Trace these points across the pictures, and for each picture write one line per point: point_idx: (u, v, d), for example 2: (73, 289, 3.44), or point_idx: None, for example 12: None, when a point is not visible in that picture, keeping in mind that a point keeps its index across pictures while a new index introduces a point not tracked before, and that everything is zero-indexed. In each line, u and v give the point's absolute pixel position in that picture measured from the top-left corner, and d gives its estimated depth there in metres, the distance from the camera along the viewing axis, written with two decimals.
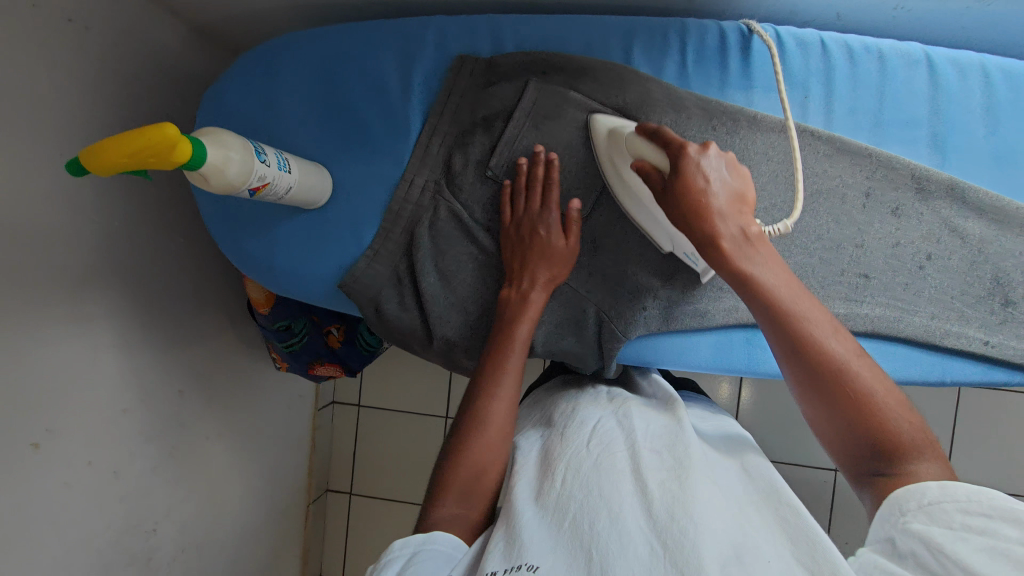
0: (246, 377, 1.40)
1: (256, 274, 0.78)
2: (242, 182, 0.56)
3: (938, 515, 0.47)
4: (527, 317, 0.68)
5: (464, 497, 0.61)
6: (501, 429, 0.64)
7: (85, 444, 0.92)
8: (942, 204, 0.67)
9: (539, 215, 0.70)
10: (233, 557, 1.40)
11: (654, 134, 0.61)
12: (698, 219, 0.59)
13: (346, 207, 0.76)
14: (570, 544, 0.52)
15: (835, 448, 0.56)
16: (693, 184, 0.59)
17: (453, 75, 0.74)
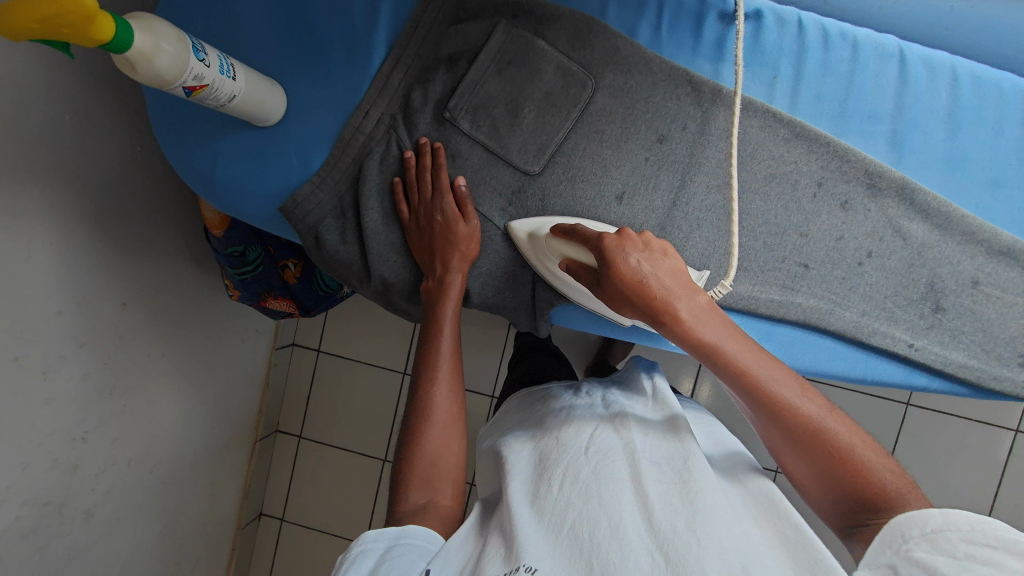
0: (199, 304, 1.39)
1: (197, 187, 0.76)
2: (174, 77, 0.53)
3: (942, 544, 0.45)
4: (449, 298, 0.72)
5: (426, 484, 0.65)
6: (445, 422, 0.68)
7: (12, 341, 0.91)
8: (890, 203, 0.66)
9: (431, 202, 0.70)
10: (166, 478, 1.40)
11: (572, 232, 0.65)
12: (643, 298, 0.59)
13: (297, 129, 0.74)
14: (568, 549, 0.54)
15: (827, 502, 0.55)
16: (626, 267, 0.60)
17: (422, 5, 0.71)
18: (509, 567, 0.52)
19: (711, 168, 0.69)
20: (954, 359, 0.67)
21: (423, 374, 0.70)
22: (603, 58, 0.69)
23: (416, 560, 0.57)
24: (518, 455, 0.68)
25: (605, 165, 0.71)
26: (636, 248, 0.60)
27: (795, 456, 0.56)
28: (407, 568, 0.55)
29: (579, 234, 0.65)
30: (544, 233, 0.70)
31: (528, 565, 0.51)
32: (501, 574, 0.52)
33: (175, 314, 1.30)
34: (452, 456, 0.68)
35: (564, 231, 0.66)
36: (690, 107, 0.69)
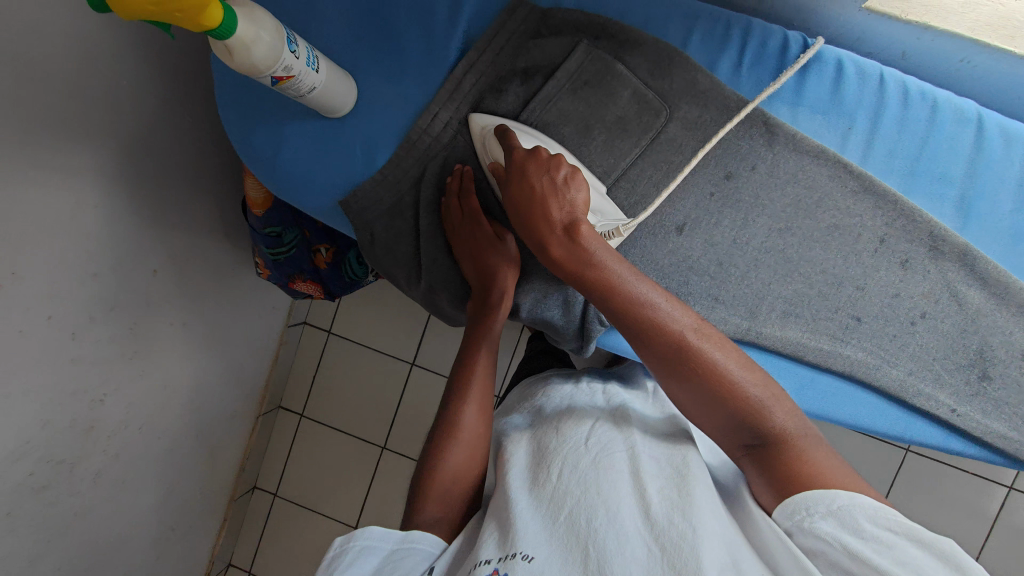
0: (223, 275, 1.38)
1: (256, 169, 0.76)
2: (267, 67, 0.53)
3: (848, 521, 0.48)
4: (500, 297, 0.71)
5: (445, 499, 0.62)
6: (472, 442, 0.64)
7: (47, 299, 0.90)
8: (950, 267, 0.67)
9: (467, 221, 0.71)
10: (171, 445, 1.40)
11: (505, 139, 0.66)
12: (533, 225, 0.62)
13: (363, 123, 0.73)
14: (566, 537, 0.53)
15: (710, 424, 0.58)
16: (525, 191, 0.62)
17: (506, 15, 0.70)
18: (504, 553, 0.51)
19: (778, 212, 0.69)
20: (995, 430, 0.67)
21: (457, 370, 0.69)
22: (680, 90, 0.69)
23: (417, 563, 0.56)
24: (518, 443, 0.67)
25: (669, 195, 0.70)
26: (536, 172, 0.62)
27: (671, 381, 0.58)
28: (410, 572, 0.55)
29: (509, 142, 0.66)
30: (490, 133, 0.69)
31: (525, 553, 0.51)
32: (496, 560, 0.52)
33: (200, 285, 1.30)
34: (472, 453, 0.64)
35: (499, 135, 0.67)
36: (762, 148, 0.68)
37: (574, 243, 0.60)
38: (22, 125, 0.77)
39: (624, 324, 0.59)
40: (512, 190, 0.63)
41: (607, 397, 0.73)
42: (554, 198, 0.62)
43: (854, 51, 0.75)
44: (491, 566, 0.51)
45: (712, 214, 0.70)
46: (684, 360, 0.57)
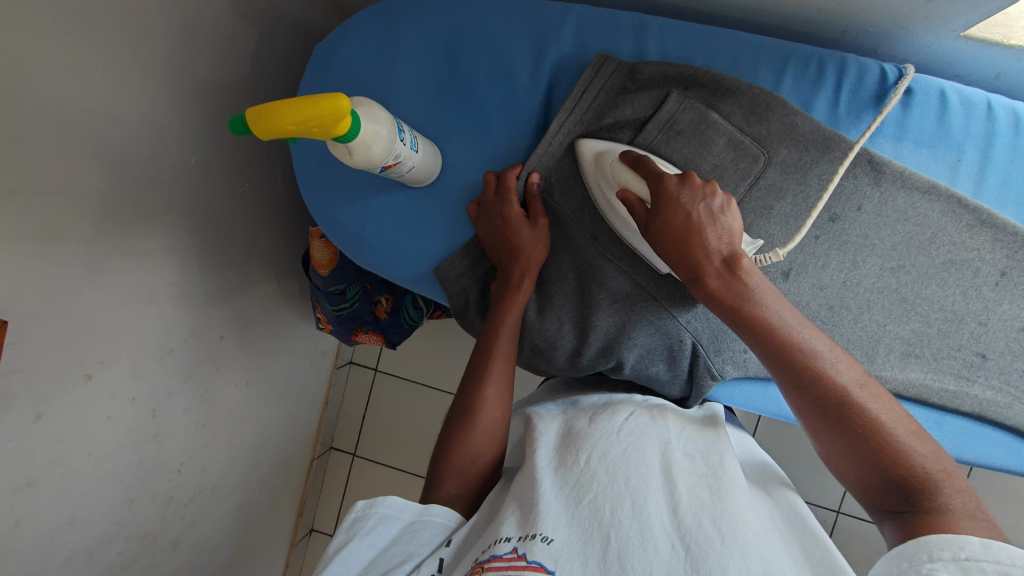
0: (280, 327, 1.37)
1: (343, 245, 0.76)
2: (382, 160, 0.52)
3: (974, 572, 0.43)
4: (513, 305, 0.70)
5: (461, 477, 0.63)
6: (488, 425, 0.66)
7: (131, 380, 0.90)
8: None
9: (498, 204, 0.69)
10: (238, 503, 1.38)
11: (637, 163, 0.62)
12: (687, 248, 0.59)
13: (452, 192, 0.73)
14: (588, 522, 0.50)
15: (850, 477, 0.53)
16: (677, 215, 0.59)
17: (593, 71, 0.69)
18: (524, 534, 0.50)
19: (890, 251, 0.67)
20: None
21: (476, 375, 0.69)
22: (779, 133, 0.66)
23: (435, 527, 0.58)
24: (549, 425, 0.65)
25: (772, 242, 0.68)
26: (692, 198, 0.59)
27: (819, 430, 0.55)
28: (426, 538, 0.57)
29: (647, 168, 0.61)
30: (612, 158, 0.65)
31: (545, 535, 0.49)
32: (515, 539, 0.50)
33: (260, 342, 1.29)
34: (490, 462, 0.65)
35: (629, 161, 0.63)
36: (867, 187, 0.66)
37: (736, 275, 0.58)
38: (106, 213, 0.77)
39: (777, 366, 0.56)
40: (661, 214, 0.59)
41: (641, 402, 0.68)
42: (710, 226, 0.59)
43: (942, 74, 0.73)
44: (509, 545, 0.50)
45: (821, 258, 0.67)
46: (841, 412, 0.54)
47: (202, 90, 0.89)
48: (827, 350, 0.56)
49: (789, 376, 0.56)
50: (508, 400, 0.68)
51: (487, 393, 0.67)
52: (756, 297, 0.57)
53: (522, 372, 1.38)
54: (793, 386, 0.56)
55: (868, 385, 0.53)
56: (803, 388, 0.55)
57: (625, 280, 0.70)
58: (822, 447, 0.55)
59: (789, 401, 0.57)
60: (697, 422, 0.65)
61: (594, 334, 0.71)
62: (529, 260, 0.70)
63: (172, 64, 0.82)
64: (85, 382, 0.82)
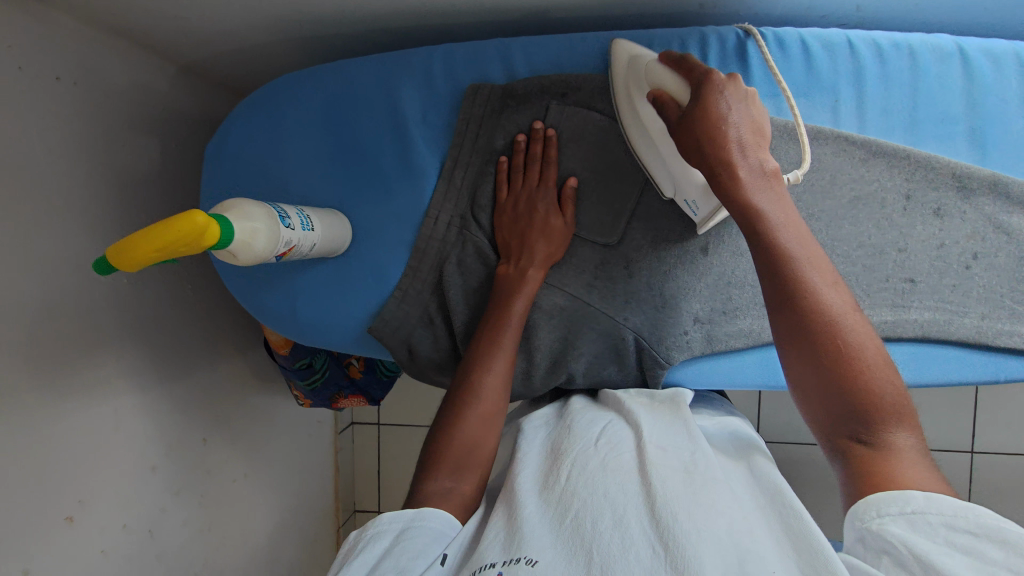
0: (264, 411, 1.37)
1: (280, 328, 0.76)
2: (270, 252, 0.53)
3: (921, 525, 0.43)
4: (522, 291, 0.67)
5: (457, 470, 0.59)
6: (485, 414, 0.63)
7: (118, 510, 0.90)
8: (985, 201, 0.65)
9: (536, 189, 0.69)
10: None
11: (680, 61, 0.59)
12: (710, 149, 0.55)
13: (367, 252, 0.73)
14: (572, 540, 0.48)
15: (811, 393, 0.51)
16: (716, 112, 0.55)
17: (468, 103, 0.71)
18: (510, 558, 0.48)
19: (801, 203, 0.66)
20: None
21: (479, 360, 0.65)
22: None
23: (436, 549, 0.52)
24: (530, 442, 0.63)
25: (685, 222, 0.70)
26: (730, 98, 0.56)
27: (795, 349, 0.52)
28: (423, 554, 0.51)
29: (688, 64, 0.58)
30: (648, 56, 0.63)
31: (529, 558, 0.47)
32: (500, 563, 0.48)
33: (248, 432, 1.30)
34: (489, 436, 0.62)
35: (672, 60, 0.60)
36: (758, 148, 0.68)
37: (756, 181, 0.55)
38: (46, 360, 0.78)
39: (771, 278, 0.53)
40: (697, 105, 0.56)
41: (606, 403, 0.68)
42: (735, 130, 0.55)
43: (808, 19, 0.73)
44: (494, 571, 0.48)
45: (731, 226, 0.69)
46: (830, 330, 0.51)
47: (115, 213, 0.90)
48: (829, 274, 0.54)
49: (785, 291, 0.53)
50: (506, 394, 0.65)
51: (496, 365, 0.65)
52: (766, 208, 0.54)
53: None
54: (786, 293, 0.52)
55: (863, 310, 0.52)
56: (798, 303, 0.52)
57: (556, 292, 0.71)
58: (784, 356, 0.54)
59: (771, 324, 0.54)
60: (670, 405, 0.63)
61: (538, 351, 0.71)
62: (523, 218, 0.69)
63: (75, 199, 0.83)
64: (68, 526, 0.82)
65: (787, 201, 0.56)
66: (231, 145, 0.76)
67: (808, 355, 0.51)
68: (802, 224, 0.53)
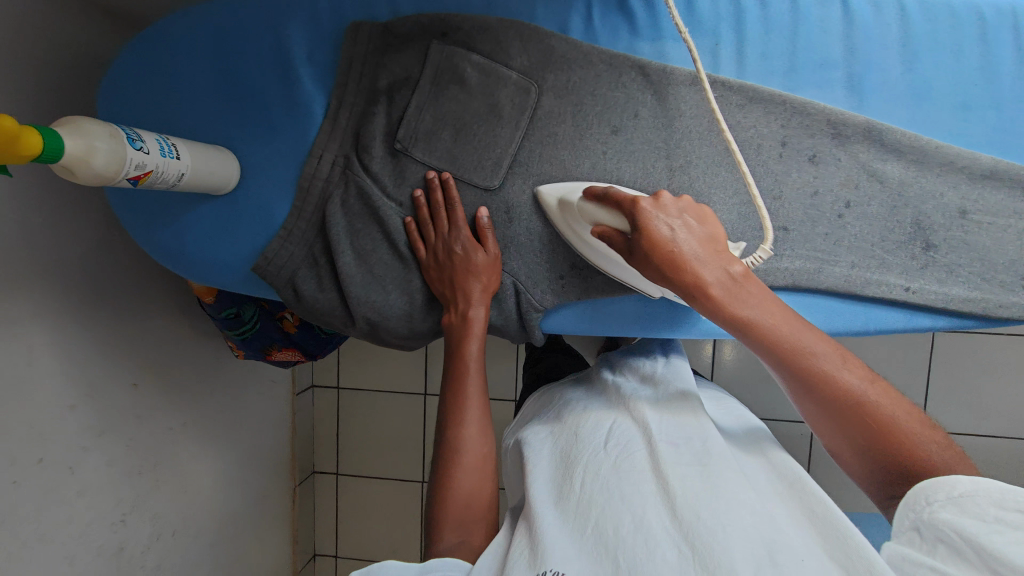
0: (209, 364, 1.38)
1: (172, 265, 0.77)
2: (116, 172, 0.54)
3: (969, 506, 0.47)
4: (472, 336, 0.69)
5: (461, 526, 0.63)
6: (478, 463, 0.66)
7: (31, 443, 0.92)
8: (860, 148, 0.64)
9: (450, 236, 0.69)
10: (214, 541, 1.40)
11: (603, 197, 0.62)
12: (680, 272, 0.56)
13: (253, 190, 0.73)
14: (594, 548, 0.55)
15: (861, 459, 0.54)
16: (659, 235, 0.57)
17: (351, 42, 0.70)
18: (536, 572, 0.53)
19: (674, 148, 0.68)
20: (955, 295, 0.63)
21: (452, 414, 0.68)
22: (539, 61, 0.68)
23: None
24: (539, 450, 0.70)
25: (564, 165, 0.70)
26: (664, 217, 0.57)
27: (830, 426, 0.55)
28: None
29: (614, 199, 0.61)
30: (576, 199, 0.65)
31: (554, 569, 0.53)
32: None
33: (188, 384, 1.31)
34: (477, 468, 0.66)
35: (597, 195, 0.62)
36: (638, 92, 0.68)
37: (736, 284, 0.55)
38: None
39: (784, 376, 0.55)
40: (646, 238, 0.57)
41: (613, 403, 0.74)
42: (688, 241, 0.57)
43: None
44: None
45: (612, 171, 0.69)
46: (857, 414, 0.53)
47: None
48: (834, 354, 0.55)
49: (800, 382, 0.55)
50: (489, 437, 0.68)
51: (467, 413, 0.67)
52: (760, 320, 0.55)
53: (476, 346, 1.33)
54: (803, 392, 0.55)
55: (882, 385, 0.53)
56: (817, 391, 0.54)
57: None
58: (819, 428, 0.57)
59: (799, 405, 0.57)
60: (676, 403, 0.70)
61: None
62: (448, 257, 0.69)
63: None
64: None
65: (765, 292, 0.56)
66: (120, 77, 0.74)
67: (842, 425, 0.54)
68: (787, 316, 0.54)
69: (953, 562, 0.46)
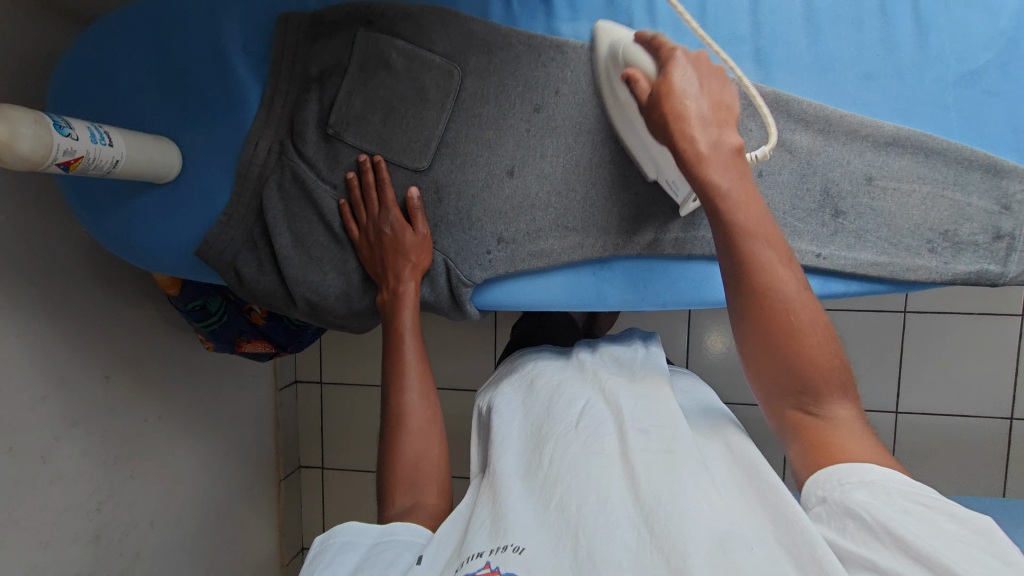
0: (193, 360, 1.34)
1: (122, 253, 0.79)
2: (42, 157, 0.56)
3: (880, 493, 0.45)
4: (405, 306, 0.71)
5: (412, 487, 0.62)
6: (421, 427, 0.65)
7: (3, 430, 0.87)
8: (770, 119, 0.66)
9: (379, 215, 0.71)
10: (202, 540, 1.34)
11: (649, 43, 0.61)
12: (676, 130, 0.56)
13: (195, 178, 0.76)
14: (556, 524, 0.50)
15: (769, 373, 0.52)
16: (676, 90, 0.56)
17: (281, 32, 0.73)
18: (494, 545, 0.50)
19: (592, 125, 0.71)
20: (863, 259, 0.65)
21: (395, 384, 0.68)
22: (461, 45, 0.70)
23: (402, 556, 0.55)
24: (508, 423, 0.65)
25: (490, 145, 0.72)
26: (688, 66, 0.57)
27: (748, 328, 0.52)
28: (392, 563, 0.53)
29: (659, 45, 0.59)
30: (621, 45, 0.64)
31: (515, 545, 0.49)
32: (486, 552, 0.50)
33: (167, 378, 1.24)
34: (420, 434, 0.65)
35: (644, 40, 0.61)
36: (557, 72, 0.70)
37: (722, 160, 0.55)
38: None
39: (728, 256, 0.54)
40: (665, 82, 0.57)
41: (585, 375, 0.69)
42: (697, 115, 0.56)
43: None
44: (481, 560, 0.49)
45: (535, 148, 0.71)
46: (774, 314, 0.51)
47: None
48: (776, 261, 0.52)
49: (735, 273, 0.53)
50: (433, 403, 0.68)
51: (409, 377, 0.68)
52: (731, 195, 0.54)
53: (441, 338, 1.33)
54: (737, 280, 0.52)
55: (810, 297, 0.51)
56: (746, 289, 0.52)
57: None
58: (737, 334, 0.54)
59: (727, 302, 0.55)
60: (649, 389, 0.64)
61: None
62: (378, 238, 0.72)
63: None
64: None
65: (751, 187, 0.55)
66: (62, 73, 0.75)
67: (759, 332, 0.52)
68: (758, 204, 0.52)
69: (866, 545, 0.44)
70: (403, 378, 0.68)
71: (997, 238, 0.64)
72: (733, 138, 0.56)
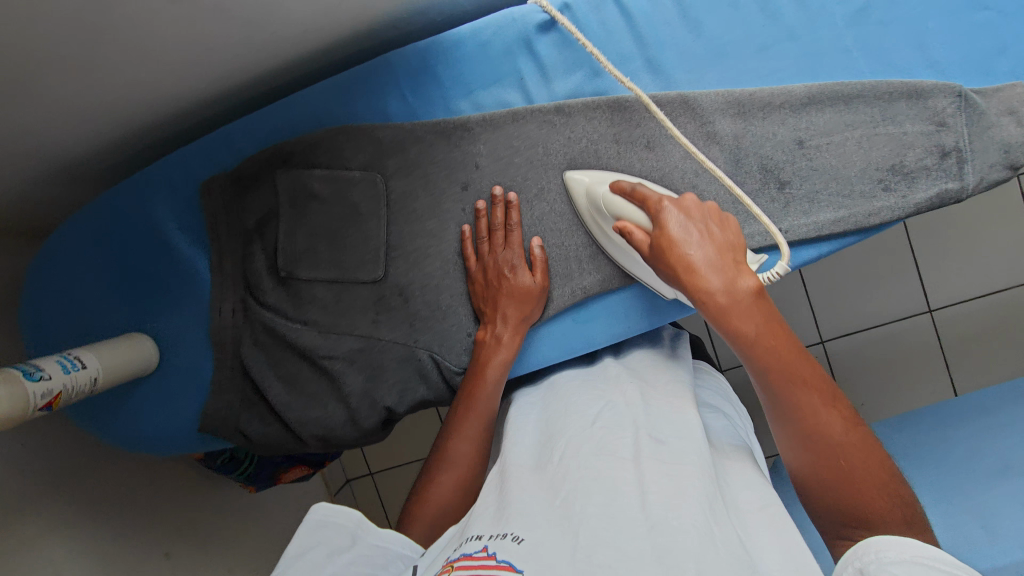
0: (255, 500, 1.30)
1: (135, 450, 0.81)
2: (22, 409, 0.56)
3: (920, 569, 0.42)
4: (502, 347, 0.68)
5: (433, 526, 0.60)
6: (466, 479, 0.64)
7: None
8: (685, 121, 0.66)
9: (501, 258, 0.69)
10: None
11: (631, 192, 0.63)
12: (688, 275, 0.57)
13: (176, 360, 0.77)
14: (560, 516, 0.46)
15: (820, 491, 0.51)
16: (674, 236, 0.58)
17: (207, 199, 0.75)
18: (494, 532, 0.46)
19: (523, 183, 0.71)
20: (824, 220, 0.64)
21: (450, 425, 0.67)
22: (375, 153, 0.72)
23: (390, 563, 0.52)
24: (523, 428, 0.62)
25: (434, 234, 0.73)
26: (678, 218, 0.59)
27: (795, 455, 0.52)
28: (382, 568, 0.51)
29: (641, 195, 0.62)
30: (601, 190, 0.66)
31: (515, 534, 0.45)
32: (485, 536, 0.46)
33: (227, 529, 1.21)
34: (461, 482, 0.63)
35: (624, 190, 0.64)
36: (471, 147, 0.71)
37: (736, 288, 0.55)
38: None
39: (765, 391, 0.54)
40: (664, 237, 0.59)
41: (605, 381, 0.65)
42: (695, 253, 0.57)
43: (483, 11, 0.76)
44: (480, 544, 0.45)
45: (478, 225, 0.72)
46: (814, 441, 0.51)
47: None
48: (805, 388, 0.52)
49: (777, 409, 0.54)
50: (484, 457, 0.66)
51: (468, 426, 0.65)
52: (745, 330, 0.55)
53: None
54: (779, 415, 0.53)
55: (848, 424, 0.50)
56: (792, 418, 0.52)
57: (348, 338, 0.74)
58: (790, 468, 0.54)
59: (775, 432, 0.55)
60: (656, 395, 0.60)
61: (349, 397, 0.75)
62: (503, 279, 0.69)
63: None
64: None
65: (770, 311, 0.55)
66: (26, 308, 0.77)
67: (807, 462, 0.52)
68: (769, 328, 0.54)
69: None
70: (462, 431, 0.65)
71: (944, 155, 0.63)
72: (750, 280, 0.56)
